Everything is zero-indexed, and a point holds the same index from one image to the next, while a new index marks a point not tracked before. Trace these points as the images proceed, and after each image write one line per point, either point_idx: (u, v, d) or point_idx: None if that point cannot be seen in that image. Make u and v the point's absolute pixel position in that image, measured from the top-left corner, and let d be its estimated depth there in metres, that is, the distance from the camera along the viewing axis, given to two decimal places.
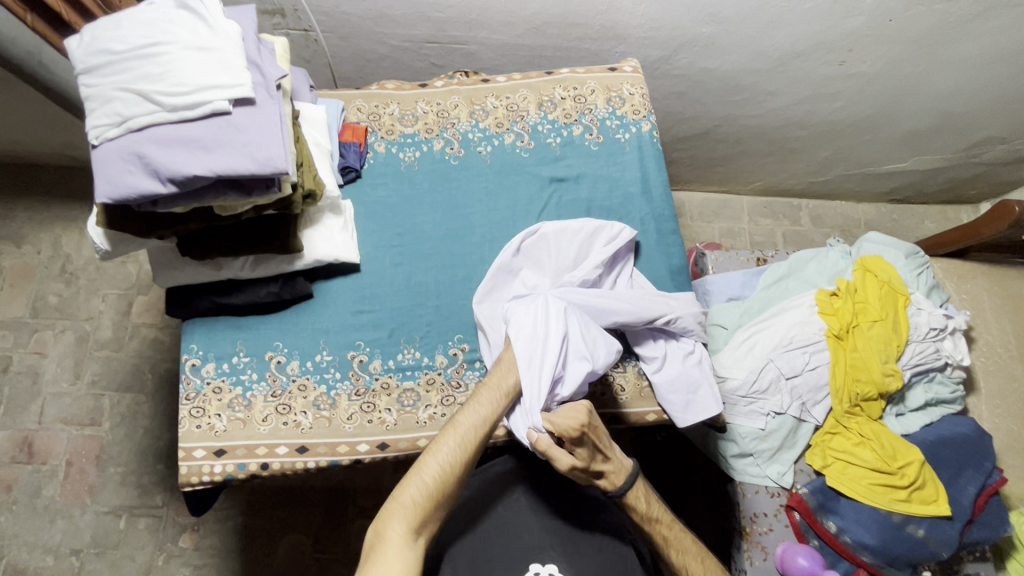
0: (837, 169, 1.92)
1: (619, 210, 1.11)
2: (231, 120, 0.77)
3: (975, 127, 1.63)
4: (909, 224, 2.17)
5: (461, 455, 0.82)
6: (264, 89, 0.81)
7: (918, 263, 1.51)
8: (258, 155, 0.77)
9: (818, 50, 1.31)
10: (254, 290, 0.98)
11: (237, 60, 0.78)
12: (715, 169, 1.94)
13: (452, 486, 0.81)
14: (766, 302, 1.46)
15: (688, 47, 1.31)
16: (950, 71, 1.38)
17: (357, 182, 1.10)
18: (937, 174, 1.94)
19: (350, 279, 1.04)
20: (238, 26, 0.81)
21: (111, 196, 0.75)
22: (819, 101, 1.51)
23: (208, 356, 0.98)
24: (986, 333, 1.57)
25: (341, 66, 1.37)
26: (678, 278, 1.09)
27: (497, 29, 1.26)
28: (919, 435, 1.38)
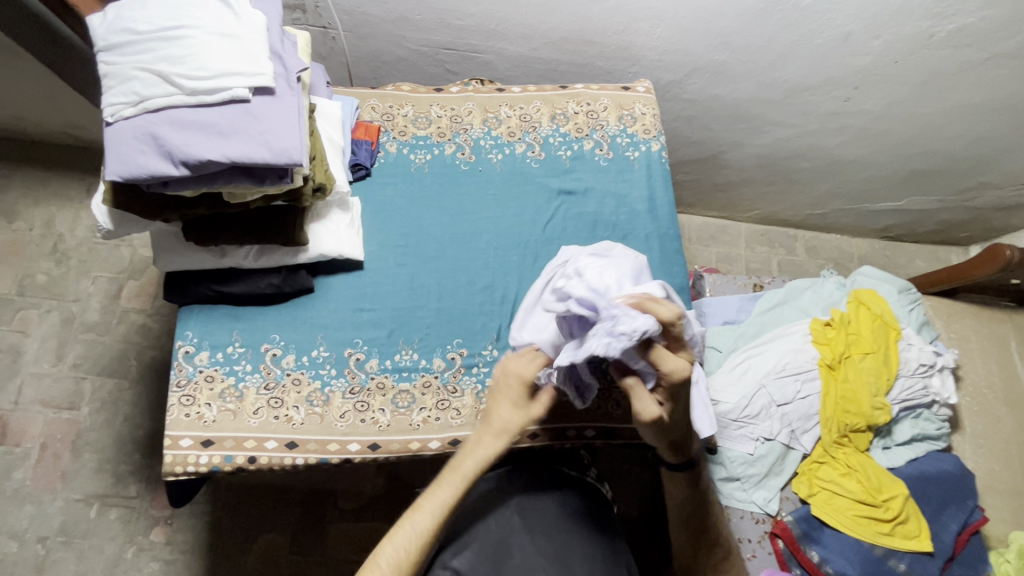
0: (835, 203, 1.96)
1: (624, 226, 1.11)
2: (249, 108, 0.77)
3: (971, 171, 1.67)
4: (901, 262, 2.22)
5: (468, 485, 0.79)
6: (285, 80, 0.81)
7: (909, 300, 1.54)
8: (274, 145, 0.77)
9: (825, 85, 1.34)
10: (255, 280, 0.97)
11: (260, 49, 0.78)
12: (716, 194, 1.97)
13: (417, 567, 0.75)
14: (760, 328, 1.48)
15: (699, 73, 1.33)
16: (950, 115, 1.42)
17: (366, 180, 1.10)
18: (931, 215, 1.99)
19: (352, 276, 1.03)
20: (263, 16, 0.81)
21: (121, 175, 0.74)
22: (822, 134, 1.54)
23: (203, 343, 0.97)
24: (973, 373, 1.59)
25: (357, 65, 1.38)
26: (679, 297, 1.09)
27: (514, 41, 1.28)
28: (904, 470, 1.39)
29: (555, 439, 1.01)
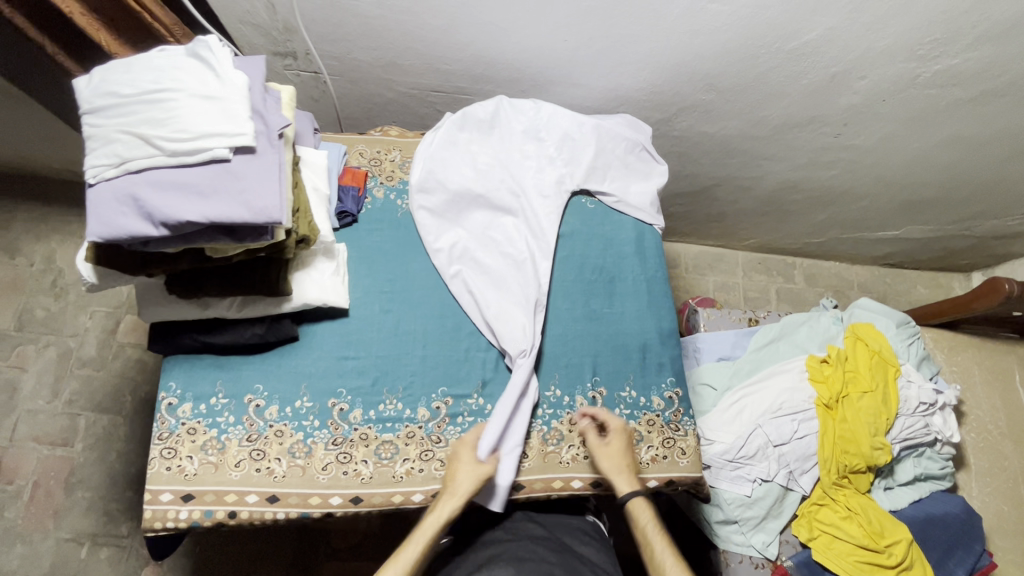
0: (831, 232, 1.95)
1: (611, 269, 1.10)
2: (229, 167, 0.78)
3: (967, 201, 1.66)
4: (902, 289, 2.20)
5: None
6: (266, 138, 0.81)
7: (908, 333, 1.52)
8: (254, 205, 0.77)
9: (814, 122, 1.34)
10: (239, 331, 0.96)
11: (240, 109, 0.78)
12: (711, 224, 1.96)
13: None
14: (756, 364, 1.44)
15: (687, 112, 1.33)
16: (943, 149, 1.40)
17: (353, 226, 1.10)
18: (930, 243, 1.97)
19: (337, 323, 1.03)
20: (246, 75, 0.81)
21: (101, 236, 0.74)
22: (814, 168, 1.53)
23: (186, 395, 0.96)
24: (976, 408, 1.56)
25: (349, 106, 1.40)
26: (666, 345, 1.07)
27: (502, 84, 1.29)
28: (907, 511, 1.35)
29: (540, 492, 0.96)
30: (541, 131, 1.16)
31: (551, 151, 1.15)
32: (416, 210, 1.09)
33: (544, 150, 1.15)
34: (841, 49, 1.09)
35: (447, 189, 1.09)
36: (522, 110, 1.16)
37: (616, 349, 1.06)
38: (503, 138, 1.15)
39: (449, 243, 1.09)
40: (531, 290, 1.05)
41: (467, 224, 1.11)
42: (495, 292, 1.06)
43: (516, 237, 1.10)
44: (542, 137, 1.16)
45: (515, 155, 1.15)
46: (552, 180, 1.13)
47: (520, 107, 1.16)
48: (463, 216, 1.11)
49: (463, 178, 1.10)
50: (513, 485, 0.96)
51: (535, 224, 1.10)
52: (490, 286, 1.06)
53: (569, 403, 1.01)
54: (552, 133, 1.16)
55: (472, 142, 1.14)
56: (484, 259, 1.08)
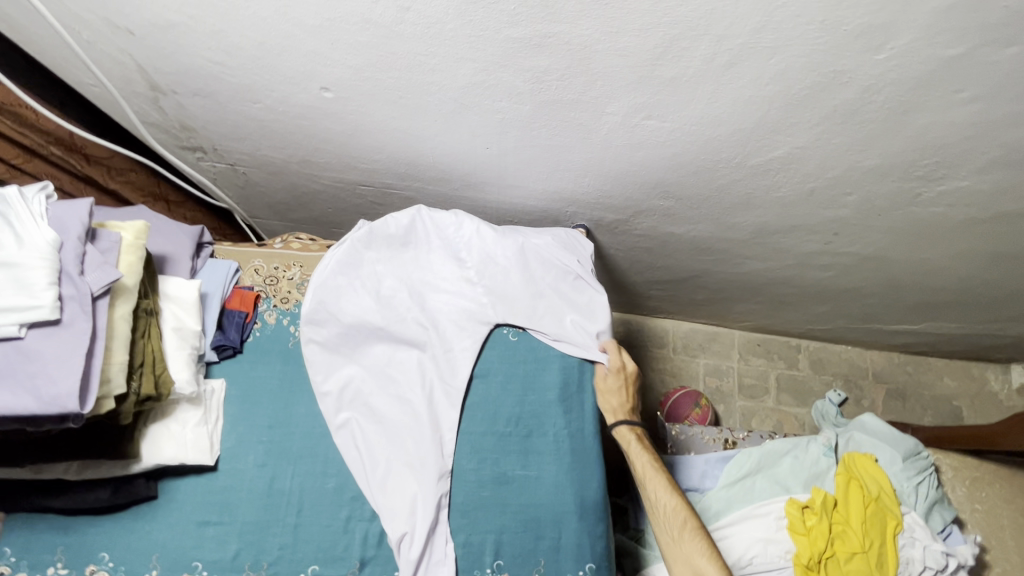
0: (837, 321, 1.71)
1: (528, 420, 0.93)
2: (21, 346, 0.65)
3: (997, 305, 1.40)
4: (925, 380, 1.93)
5: None
6: (76, 304, 0.68)
7: (917, 468, 1.27)
8: (44, 393, 0.64)
9: (798, 229, 1.13)
10: (81, 496, 0.84)
11: (38, 277, 0.66)
12: (699, 307, 1.76)
13: None
14: (727, 503, 1.24)
15: (646, 214, 1.15)
16: (961, 260, 1.17)
17: (235, 358, 0.96)
18: (956, 337, 1.70)
19: (202, 479, 0.89)
20: (56, 231, 0.69)
21: None
22: (807, 269, 1.32)
23: (21, 563, 0.84)
24: (1001, 560, 1.30)
25: (274, 195, 1.28)
26: (587, 519, 0.89)
27: (432, 182, 1.14)
28: None
29: None
30: (460, 250, 1.00)
31: (473, 274, 0.99)
32: (304, 343, 0.95)
33: (463, 275, 0.99)
34: (815, 166, 0.89)
35: (340, 321, 0.94)
36: (442, 224, 1.00)
37: (525, 525, 0.88)
38: (418, 258, 1.00)
39: (346, 389, 0.94)
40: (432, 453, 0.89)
41: (367, 364, 0.95)
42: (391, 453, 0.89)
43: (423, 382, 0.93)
44: (465, 258, 1.00)
45: (433, 279, 0.99)
46: (469, 312, 0.96)
47: (442, 221, 1.00)
48: (365, 352, 0.96)
49: (364, 309, 0.95)
50: None
51: (445, 368, 0.95)
52: (386, 443, 0.90)
53: None
54: (476, 255, 1.00)
55: (379, 261, 0.98)
56: (382, 408, 0.92)
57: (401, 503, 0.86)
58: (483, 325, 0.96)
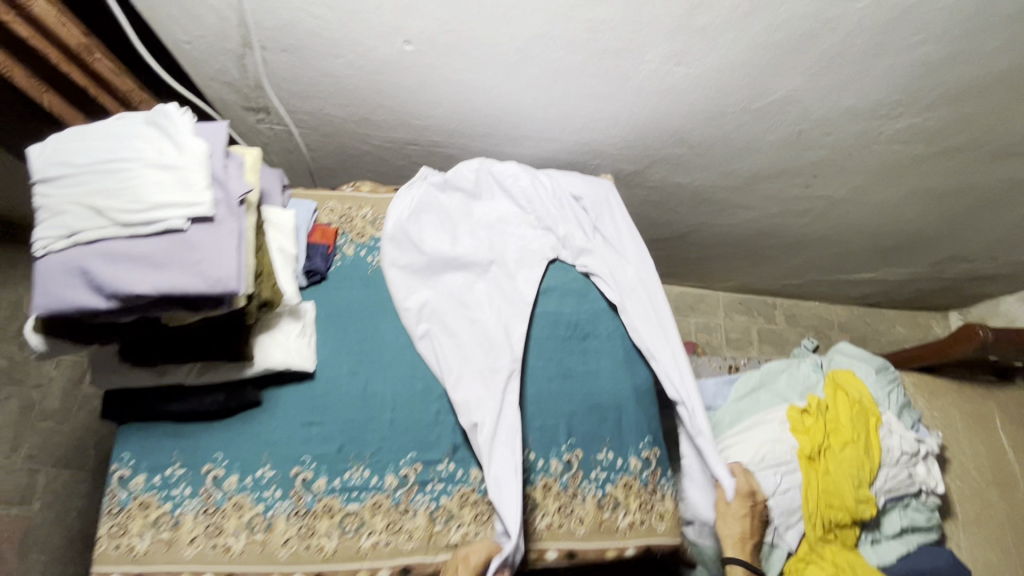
0: (809, 274, 1.96)
1: (586, 325, 1.10)
2: (185, 237, 0.76)
3: (939, 246, 1.68)
4: (881, 328, 2.21)
5: None
6: (226, 205, 0.79)
7: (888, 380, 1.51)
8: (209, 275, 0.75)
9: (785, 174, 1.36)
10: (199, 398, 0.93)
11: (198, 178, 0.77)
12: (691, 267, 1.97)
13: None
14: (737, 415, 1.44)
15: (660, 164, 1.34)
16: (912, 199, 1.43)
17: (321, 285, 1.07)
18: (905, 284, 1.99)
19: (302, 386, 0.99)
20: (206, 143, 0.80)
21: (47, 310, 0.71)
22: (788, 216, 1.55)
23: (140, 466, 0.92)
24: (959, 454, 1.55)
25: (322, 158, 1.39)
26: (642, 401, 1.06)
27: (476, 138, 1.29)
28: (895, 567, 1.32)
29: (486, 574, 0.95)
30: (517, 198, 1.17)
31: (527, 215, 1.16)
32: (389, 267, 1.08)
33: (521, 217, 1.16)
34: (804, 108, 1.11)
35: (421, 248, 1.09)
36: (502, 177, 1.17)
37: (592, 410, 1.03)
38: (484, 205, 1.17)
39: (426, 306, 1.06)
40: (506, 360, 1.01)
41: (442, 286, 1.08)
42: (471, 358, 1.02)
43: (493, 301, 1.08)
44: (520, 203, 1.17)
45: (495, 220, 1.15)
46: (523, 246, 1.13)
47: (503, 172, 1.17)
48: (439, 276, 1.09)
49: (438, 241, 1.10)
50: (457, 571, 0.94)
51: (508, 286, 1.09)
52: (461, 351, 1.03)
53: (544, 467, 0.98)
54: (531, 199, 1.16)
55: (450, 203, 1.14)
56: (459, 320, 1.05)
57: (471, 398, 0.98)
58: (532, 253, 1.12)
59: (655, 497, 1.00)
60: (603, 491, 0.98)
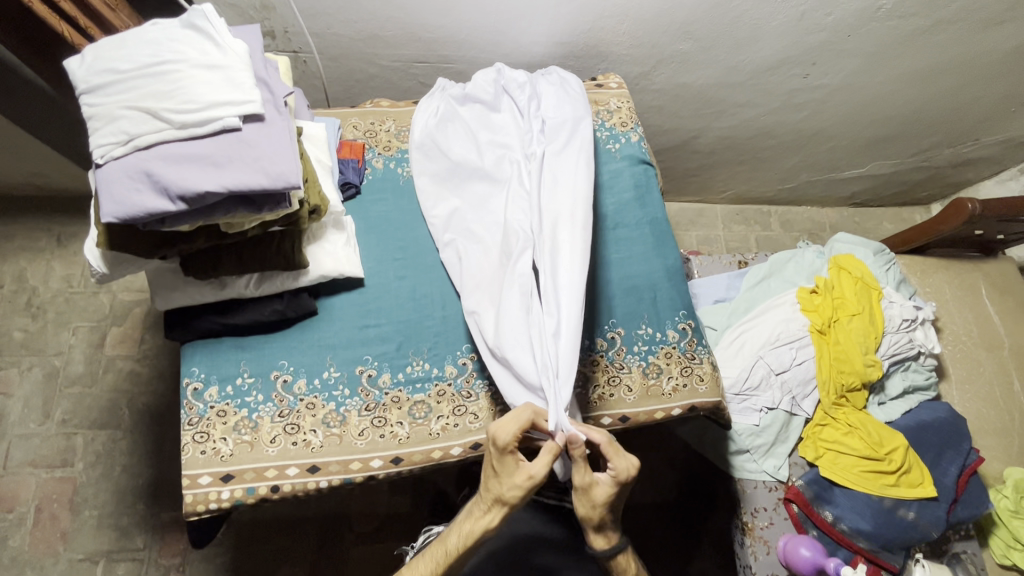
0: (803, 176, 2.03)
1: (614, 216, 1.14)
2: (241, 136, 0.77)
3: (925, 131, 1.76)
4: (870, 226, 2.32)
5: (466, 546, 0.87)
6: (273, 105, 0.81)
7: (885, 260, 1.61)
8: (271, 170, 0.77)
9: (784, 64, 1.40)
10: (259, 308, 0.96)
11: (245, 77, 0.78)
12: (690, 180, 2.02)
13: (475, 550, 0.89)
14: (751, 302, 1.53)
15: (666, 63, 1.37)
16: (902, 81, 1.50)
17: (357, 198, 1.10)
18: (893, 178, 2.08)
19: (355, 293, 1.04)
20: (245, 44, 0.81)
21: (117, 215, 0.73)
22: (785, 112, 1.61)
23: (211, 378, 0.96)
24: (950, 323, 1.68)
25: (329, 86, 1.38)
26: (672, 279, 1.12)
27: (484, 49, 1.29)
28: (901, 422, 1.46)
29: None
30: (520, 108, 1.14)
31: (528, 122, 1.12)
32: (418, 176, 1.11)
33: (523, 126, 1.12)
34: None
35: (447, 158, 1.11)
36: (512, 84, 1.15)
37: (627, 292, 1.09)
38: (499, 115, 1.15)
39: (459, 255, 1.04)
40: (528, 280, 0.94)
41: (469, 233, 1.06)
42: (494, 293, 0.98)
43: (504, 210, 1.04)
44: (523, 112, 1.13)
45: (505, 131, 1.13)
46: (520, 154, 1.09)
47: (513, 78, 1.16)
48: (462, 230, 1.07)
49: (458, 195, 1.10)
50: None
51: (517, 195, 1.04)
52: (482, 264, 1.02)
53: (591, 346, 1.05)
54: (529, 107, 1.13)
55: (467, 116, 1.15)
56: (482, 264, 1.02)
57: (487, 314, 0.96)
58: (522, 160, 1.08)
59: (693, 364, 1.08)
60: (647, 361, 1.06)
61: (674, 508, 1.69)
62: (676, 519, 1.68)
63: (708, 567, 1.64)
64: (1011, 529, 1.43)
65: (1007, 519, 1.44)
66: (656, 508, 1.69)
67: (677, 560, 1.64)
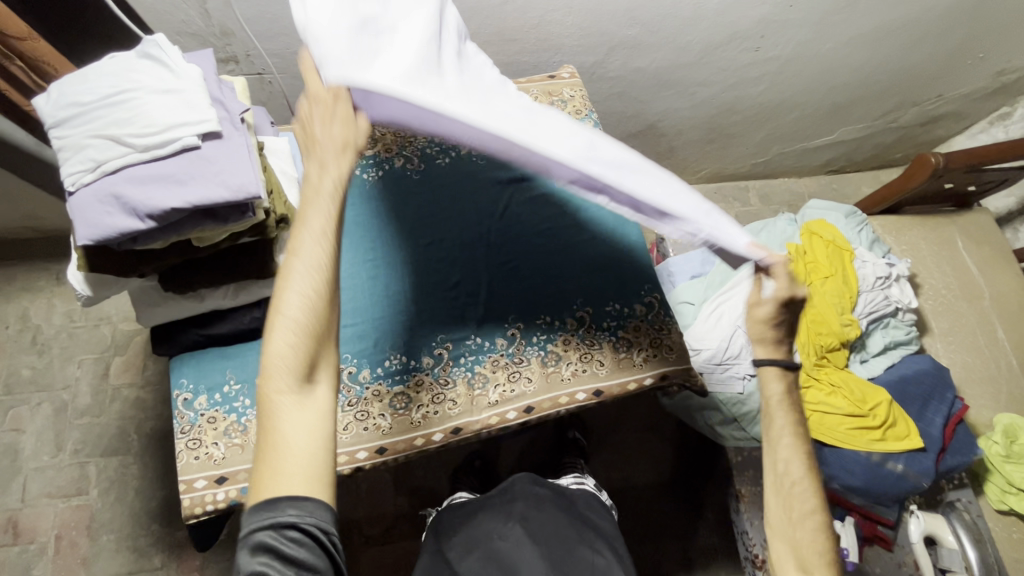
0: (774, 148, 2.06)
1: (575, 201, 1.19)
2: (200, 153, 0.82)
3: (887, 92, 1.79)
4: (848, 191, 2.33)
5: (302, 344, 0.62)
6: (230, 123, 0.86)
7: (857, 222, 1.64)
8: (231, 183, 0.82)
9: (734, 40, 1.44)
10: (238, 317, 1.01)
11: (201, 98, 0.83)
12: (664, 162, 2.06)
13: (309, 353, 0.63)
14: (726, 274, 1.56)
15: (618, 50, 1.42)
16: (853, 44, 1.53)
17: None
18: (864, 142, 2.10)
19: None
20: (199, 68, 0.86)
21: (91, 237, 0.78)
22: (744, 86, 1.64)
23: (199, 388, 1.00)
24: (929, 278, 1.70)
25: (297, 104, 1.43)
26: (637, 255, 1.16)
27: None
28: (884, 376, 1.49)
29: (479, 431, 1.02)
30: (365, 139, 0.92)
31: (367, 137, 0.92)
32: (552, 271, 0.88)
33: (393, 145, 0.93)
34: None
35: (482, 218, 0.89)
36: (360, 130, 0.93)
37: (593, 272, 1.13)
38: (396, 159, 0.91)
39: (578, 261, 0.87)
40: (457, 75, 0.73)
41: None
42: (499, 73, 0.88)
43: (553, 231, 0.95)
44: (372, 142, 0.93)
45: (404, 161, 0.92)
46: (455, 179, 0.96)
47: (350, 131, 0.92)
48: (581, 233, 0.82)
49: None
50: (450, 430, 1.01)
51: None
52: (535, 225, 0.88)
53: (562, 325, 1.09)
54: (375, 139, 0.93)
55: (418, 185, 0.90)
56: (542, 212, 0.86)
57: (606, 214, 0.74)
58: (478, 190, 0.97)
59: (661, 333, 1.11)
60: (617, 336, 1.09)
61: (677, 483, 1.73)
62: (674, 492, 1.72)
63: (713, 540, 1.67)
64: (1005, 475, 1.43)
65: (1000, 465, 1.44)
66: (660, 486, 1.73)
67: (681, 534, 1.67)
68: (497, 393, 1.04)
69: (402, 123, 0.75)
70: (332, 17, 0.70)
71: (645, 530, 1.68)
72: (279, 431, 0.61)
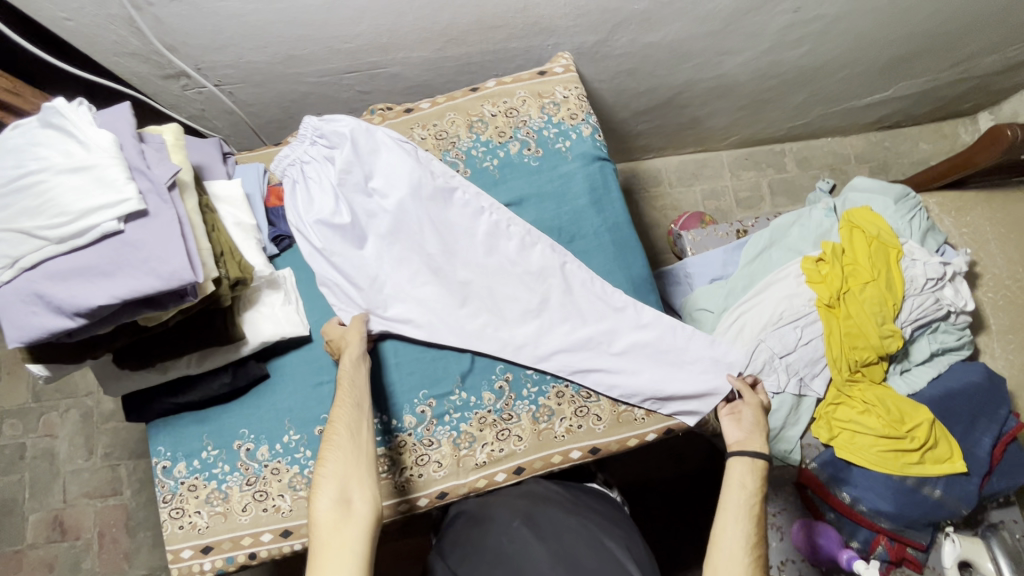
0: (817, 109, 1.79)
1: (569, 228, 1.05)
2: (125, 238, 0.73)
3: (959, 42, 1.48)
4: (903, 149, 2.04)
5: (348, 459, 0.77)
6: (155, 194, 0.75)
7: (909, 207, 1.42)
8: (162, 270, 0.72)
9: (769, 1, 1.19)
10: (208, 383, 0.96)
11: (117, 172, 0.72)
12: (687, 132, 1.82)
13: (356, 467, 0.77)
14: (750, 278, 1.41)
15: (625, 26, 1.19)
16: None
17: (293, 247, 1.05)
18: (925, 95, 1.80)
19: (303, 351, 1.01)
20: (112, 133, 0.75)
21: (20, 340, 0.71)
22: (781, 50, 1.38)
23: (178, 455, 0.97)
24: (991, 266, 1.48)
25: (265, 112, 1.28)
26: (641, 290, 1.05)
27: (414, 48, 1.16)
28: (925, 393, 1.33)
29: (465, 493, 0.96)
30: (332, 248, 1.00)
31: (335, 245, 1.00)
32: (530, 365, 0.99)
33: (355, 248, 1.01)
34: None
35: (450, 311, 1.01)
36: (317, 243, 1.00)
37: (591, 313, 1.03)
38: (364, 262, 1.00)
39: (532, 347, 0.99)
40: (437, 280, 1.01)
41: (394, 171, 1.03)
42: (469, 199, 1.03)
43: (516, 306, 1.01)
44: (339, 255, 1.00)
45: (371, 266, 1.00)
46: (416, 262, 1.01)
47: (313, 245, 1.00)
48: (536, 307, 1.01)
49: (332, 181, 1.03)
50: (435, 495, 0.96)
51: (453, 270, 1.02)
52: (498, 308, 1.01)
53: (555, 377, 1.00)
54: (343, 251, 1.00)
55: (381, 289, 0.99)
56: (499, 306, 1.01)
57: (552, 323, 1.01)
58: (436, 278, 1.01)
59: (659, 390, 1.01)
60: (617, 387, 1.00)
61: (700, 478, 1.65)
62: (691, 489, 1.64)
63: None
64: None
65: None
66: (683, 482, 1.64)
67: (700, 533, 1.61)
68: (485, 452, 0.97)
69: (386, 260, 1.00)
70: (324, 206, 1.00)
71: (665, 528, 1.61)
72: (321, 516, 0.71)
